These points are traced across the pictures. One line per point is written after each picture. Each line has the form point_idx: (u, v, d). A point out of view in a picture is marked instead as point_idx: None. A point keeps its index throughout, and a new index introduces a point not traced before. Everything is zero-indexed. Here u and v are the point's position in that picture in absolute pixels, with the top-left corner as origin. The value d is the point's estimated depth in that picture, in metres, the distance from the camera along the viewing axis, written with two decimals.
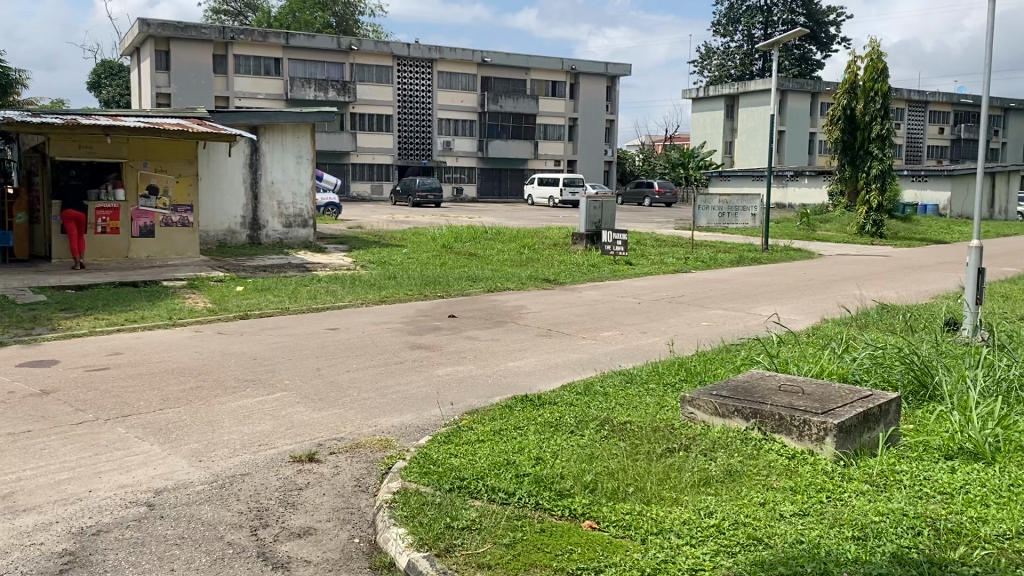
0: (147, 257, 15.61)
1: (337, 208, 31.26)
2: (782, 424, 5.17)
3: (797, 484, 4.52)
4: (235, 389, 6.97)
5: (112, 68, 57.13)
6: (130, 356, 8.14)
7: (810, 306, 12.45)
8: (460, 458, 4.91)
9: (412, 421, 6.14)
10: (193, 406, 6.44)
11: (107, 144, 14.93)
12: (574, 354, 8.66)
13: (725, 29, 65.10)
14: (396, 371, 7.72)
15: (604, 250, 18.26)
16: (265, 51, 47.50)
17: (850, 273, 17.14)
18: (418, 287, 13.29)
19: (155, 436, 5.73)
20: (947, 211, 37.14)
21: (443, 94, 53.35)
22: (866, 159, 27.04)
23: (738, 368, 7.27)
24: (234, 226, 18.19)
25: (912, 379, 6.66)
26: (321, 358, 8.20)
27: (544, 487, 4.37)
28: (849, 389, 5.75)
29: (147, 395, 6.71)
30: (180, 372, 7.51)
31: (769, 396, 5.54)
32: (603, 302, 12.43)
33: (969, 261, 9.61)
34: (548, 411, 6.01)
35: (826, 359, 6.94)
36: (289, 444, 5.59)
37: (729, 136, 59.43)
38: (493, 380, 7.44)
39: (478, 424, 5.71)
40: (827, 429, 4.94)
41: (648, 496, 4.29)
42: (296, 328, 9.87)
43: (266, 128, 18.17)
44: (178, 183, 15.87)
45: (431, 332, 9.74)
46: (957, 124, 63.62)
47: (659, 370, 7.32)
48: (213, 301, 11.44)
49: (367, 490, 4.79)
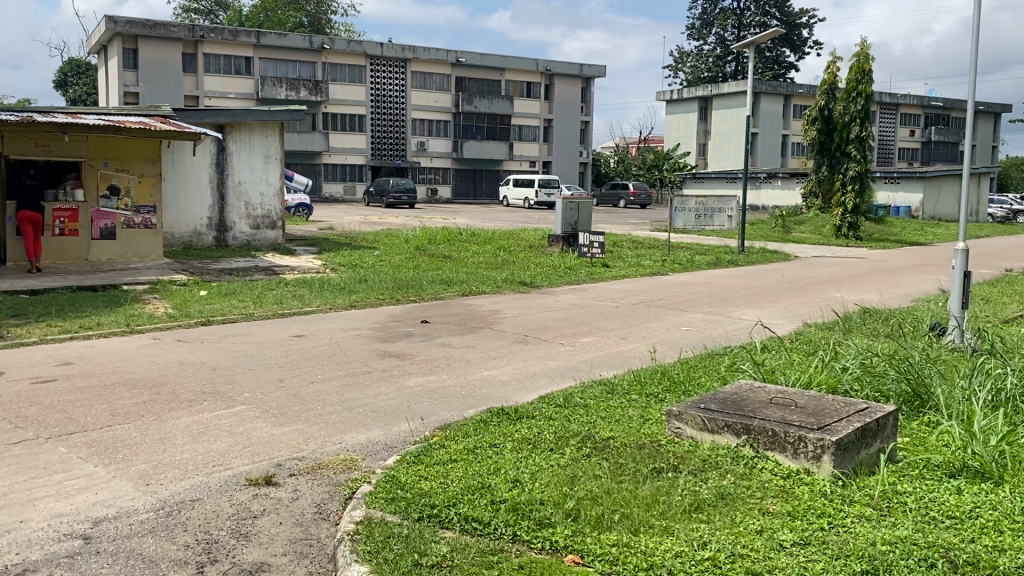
0: (108, 259, 15.07)
1: (308, 209, 30.63)
2: (774, 440, 4.82)
3: (795, 509, 4.18)
4: (190, 402, 6.53)
5: (79, 67, 56.02)
6: (81, 367, 7.64)
7: (792, 310, 12.15)
8: (432, 482, 4.53)
9: (379, 438, 5.74)
10: (143, 422, 5.98)
11: (66, 142, 14.36)
12: (551, 362, 8.28)
13: (700, 32, 65.28)
14: (364, 383, 7.29)
15: (581, 252, 17.95)
16: (236, 51, 46.70)
17: (827, 275, 16.94)
18: (390, 291, 12.85)
19: (100, 456, 5.29)
20: (919, 213, 37.26)
21: (417, 95, 52.84)
22: (843, 160, 26.95)
23: (724, 377, 6.95)
24: (200, 228, 17.66)
25: (907, 388, 6.34)
26: (284, 368, 7.76)
27: (522, 516, 3.99)
28: (843, 402, 5.43)
29: (95, 411, 6.24)
30: (133, 384, 7.03)
31: (759, 409, 5.18)
32: (581, 306, 12.06)
33: (955, 264, 9.35)
34: (526, 426, 5.63)
35: (815, 368, 6.68)
36: (246, 466, 5.16)
37: (702, 138, 59.48)
38: (467, 391, 7.05)
39: (449, 442, 5.32)
40: (824, 447, 4.60)
41: (636, 524, 3.91)
42: (259, 335, 9.42)
43: (232, 127, 17.62)
44: (141, 183, 15.36)
45: (402, 340, 9.32)
46: (927, 126, 64.15)
47: (640, 381, 6.98)
48: (174, 307, 10.94)
49: (327, 518, 4.38)
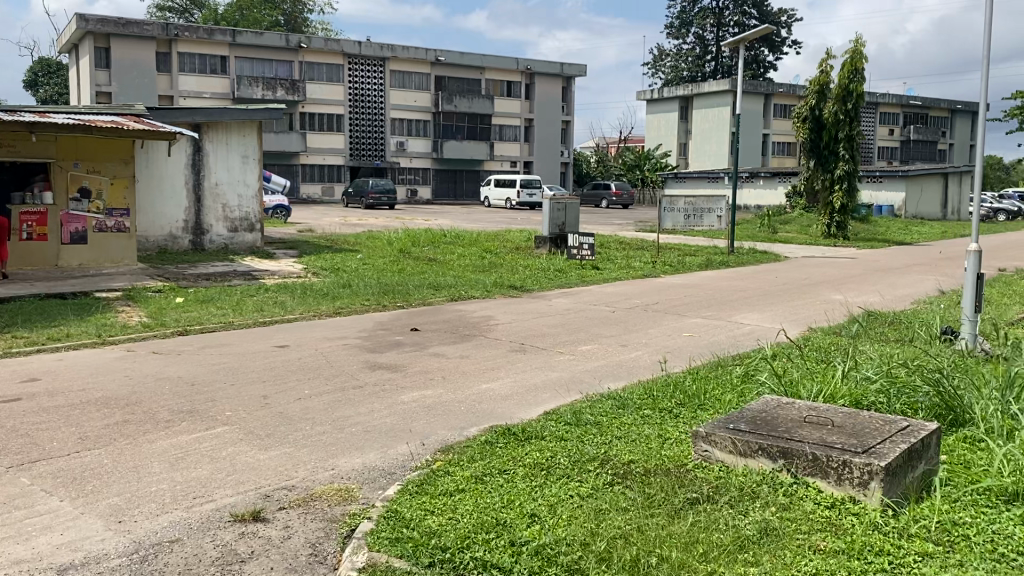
0: (78, 265, 14.43)
1: (286, 211, 29.97)
2: (815, 466, 4.38)
3: (848, 546, 3.75)
4: (168, 423, 6.01)
5: (49, 67, 54.88)
6: (47, 384, 7.09)
7: (792, 313, 11.80)
8: (439, 518, 4.06)
9: (375, 463, 5.25)
10: (115, 447, 5.46)
11: (33, 142, 13.75)
12: (552, 372, 7.84)
13: (677, 31, 65.20)
14: (356, 398, 6.80)
15: (570, 254, 17.58)
16: (211, 50, 45.91)
17: (822, 276, 16.62)
18: (376, 296, 12.35)
19: (65, 488, 4.76)
20: (902, 211, 37.15)
21: (396, 94, 52.21)
22: (831, 159, 26.58)
23: (741, 391, 6.49)
24: (175, 231, 17.05)
25: (938, 402, 5.90)
26: (268, 384, 7.24)
27: (548, 562, 3.54)
28: (882, 420, 5.01)
29: (63, 435, 5.71)
30: (105, 403, 6.49)
31: (795, 430, 4.73)
32: (576, 311, 11.62)
33: (967, 266, 8.93)
34: (537, 449, 5.16)
35: (836, 379, 6.23)
36: (231, 497, 4.66)
37: (683, 137, 59.35)
38: (467, 407, 6.56)
39: (455, 468, 4.84)
40: (871, 472, 4.16)
41: (677, 570, 3.45)
42: (240, 347, 8.87)
43: (208, 126, 17.03)
44: (113, 185, 14.69)
45: (392, 349, 8.83)
46: (906, 125, 64.24)
47: (651, 394, 6.52)
48: (148, 316, 10.37)
49: (324, 562, 3.90)
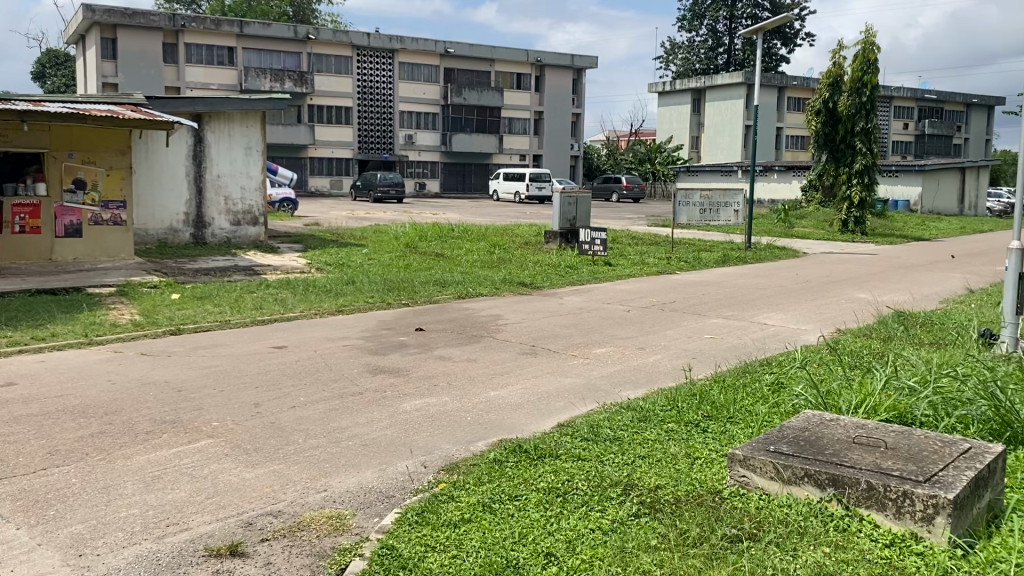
0: (73, 259, 13.94)
1: (292, 204, 29.55)
2: (871, 497, 3.82)
3: None
4: (147, 436, 5.48)
5: (57, 58, 54.67)
6: (24, 389, 6.59)
7: (816, 313, 11.24)
8: (440, 556, 3.54)
9: (372, 483, 4.74)
10: (86, 464, 4.94)
11: (25, 132, 13.28)
12: (566, 377, 7.32)
13: (690, 24, 64.45)
14: (355, 407, 6.28)
15: (581, 249, 16.83)
16: (218, 40, 45.43)
17: (845, 274, 16.02)
18: (381, 293, 11.84)
19: (23, 514, 4.24)
20: (918, 207, 36.41)
21: (405, 87, 51.65)
22: (848, 153, 25.80)
23: (777, 405, 5.89)
24: (176, 224, 16.57)
25: (993, 416, 5.26)
26: (260, 390, 6.72)
27: None
28: (940, 440, 4.45)
29: (30, 449, 5.19)
30: (83, 412, 5.98)
31: (846, 453, 4.20)
32: (589, 310, 11.07)
33: (1008, 265, 8.16)
34: (551, 470, 4.61)
35: (879, 389, 5.56)
36: (207, 526, 4.14)
37: (695, 131, 58.71)
38: (473, 418, 6.03)
39: (461, 491, 4.32)
40: (937, 506, 3.60)
41: None
42: (234, 347, 8.37)
43: (211, 117, 16.55)
44: (109, 176, 14.25)
45: (396, 352, 8.31)
46: (921, 120, 63.36)
47: (675, 405, 5.97)
48: (140, 314, 9.88)
49: None
